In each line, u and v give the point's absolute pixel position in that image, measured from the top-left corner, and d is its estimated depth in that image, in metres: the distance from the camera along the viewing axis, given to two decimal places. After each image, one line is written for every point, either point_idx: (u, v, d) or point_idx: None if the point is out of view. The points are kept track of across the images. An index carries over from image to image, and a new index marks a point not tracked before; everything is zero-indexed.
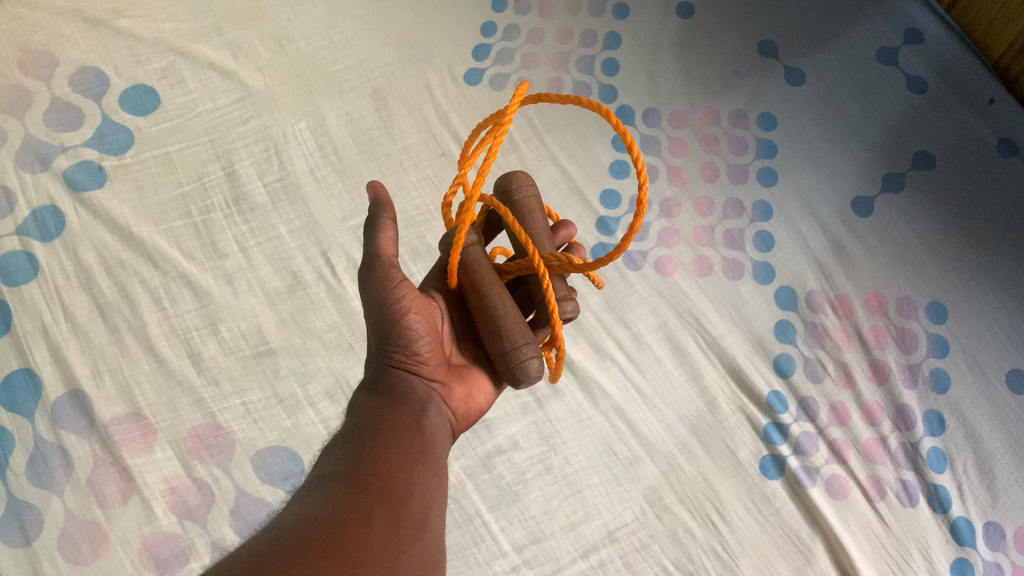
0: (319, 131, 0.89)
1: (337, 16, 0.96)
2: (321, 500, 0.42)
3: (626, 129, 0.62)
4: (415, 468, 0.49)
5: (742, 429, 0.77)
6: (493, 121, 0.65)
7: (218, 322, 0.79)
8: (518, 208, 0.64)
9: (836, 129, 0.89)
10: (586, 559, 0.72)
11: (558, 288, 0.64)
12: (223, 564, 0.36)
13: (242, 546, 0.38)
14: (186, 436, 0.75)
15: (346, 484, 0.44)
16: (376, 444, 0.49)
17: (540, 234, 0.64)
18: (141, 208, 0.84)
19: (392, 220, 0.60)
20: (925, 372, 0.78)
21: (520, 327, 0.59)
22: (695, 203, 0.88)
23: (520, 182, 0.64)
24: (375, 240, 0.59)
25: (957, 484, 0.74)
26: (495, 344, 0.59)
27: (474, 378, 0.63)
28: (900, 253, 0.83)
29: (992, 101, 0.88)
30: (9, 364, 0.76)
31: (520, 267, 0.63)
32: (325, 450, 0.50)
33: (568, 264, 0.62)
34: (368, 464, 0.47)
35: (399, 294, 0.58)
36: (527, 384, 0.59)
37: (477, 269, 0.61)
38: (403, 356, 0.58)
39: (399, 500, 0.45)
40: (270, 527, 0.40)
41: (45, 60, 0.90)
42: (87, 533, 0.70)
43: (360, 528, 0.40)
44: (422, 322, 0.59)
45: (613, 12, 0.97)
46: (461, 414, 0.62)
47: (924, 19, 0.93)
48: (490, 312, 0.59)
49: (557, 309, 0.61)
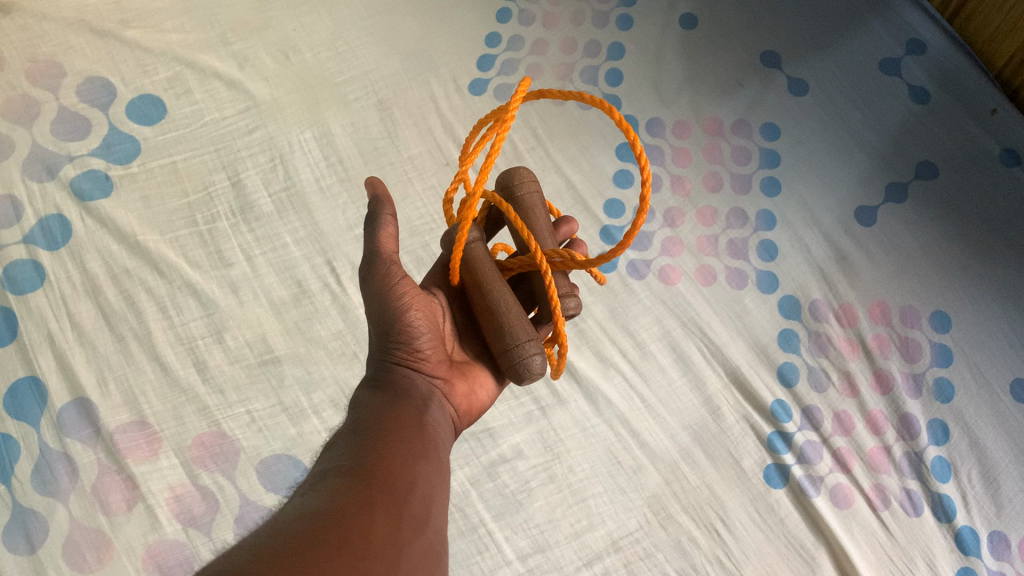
0: (325, 141, 0.90)
1: (342, 27, 0.97)
2: (324, 494, 0.43)
3: (628, 124, 0.62)
4: (415, 464, 0.49)
5: (746, 438, 0.78)
6: (493, 117, 0.65)
7: (224, 331, 0.80)
8: (520, 203, 0.64)
9: (839, 139, 0.90)
10: (591, 567, 0.72)
11: (560, 283, 0.64)
12: (226, 554, 0.36)
13: (246, 536, 0.38)
14: (192, 445, 0.75)
15: (348, 479, 0.45)
16: (376, 442, 0.49)
17: (542, 230, 0.64)
18: (147, 217, 0.85)
19: (392, 216, 0.60)
20: (930, 381, 0.78)
21: (522, 322, 0.59)
22: (699, 212, 0.88)
23: (522, 178, 0.65)
24: (375, 237, 0.59)
25: (962, 493, 0.74)
26: (498, 340, 0.59)
27: (477, 375, 0.63)
28: (904, 263, 0.83)
29: (995, 110, 0.89)
30: (15, 372, 0.76)
31: (521, 264, 0.64)
32: (327, 446, 0.50)
33: (570, 260, 0.63)
34: (370, 460, 0.47)
35: (399, 291, 0.58)
36: (530, 380, 0.59)
37: (479, 266, 0.61)
38: (404, 352, 0.58)
39: (401, 495, 0.45)
40: (273, 520, 0.40)
41: (53, 70, 0.91)
42: (92, 541, 0.70)
43: (362, 521, 0.40)
44: (423, 318, 0.59)
45: (617, 23, 0.98)
46: (463, 411, 0.62)
47: (927, 30, 0.93)
48: (492, 308, 0.59)
49: (559, 304, 0.61)
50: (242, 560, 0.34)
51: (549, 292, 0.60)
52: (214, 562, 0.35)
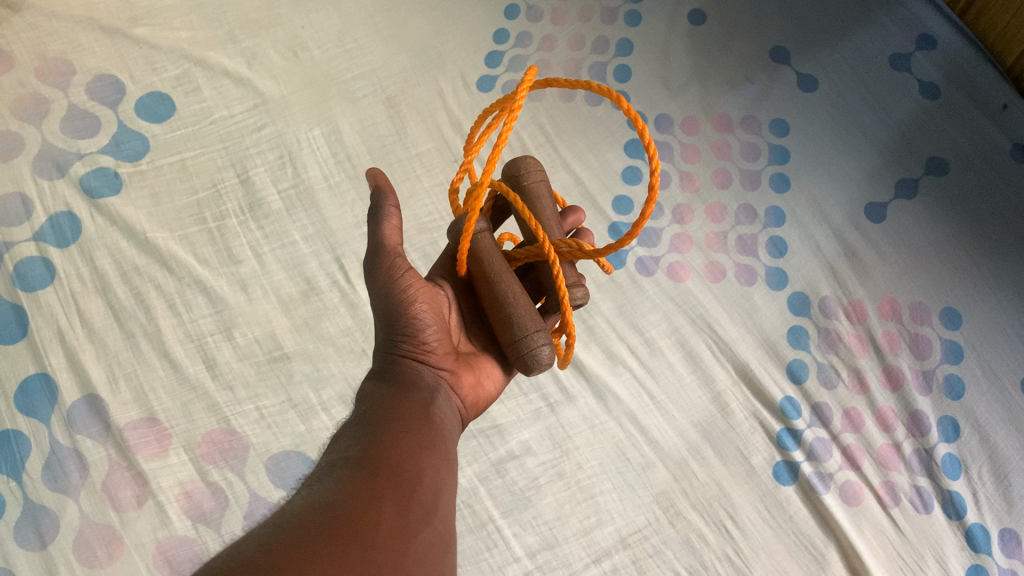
0: (333, 138, 0.90)
1: (351, 24, 0.97)
2: (332, 485, 0.43)
3: (636, 113, 0.61)
4: (422, 455, 0.49)
5: (755, 435, 0.77)
6: (500, 106, 0.64)
7: (233, 328, 0.80)
8: (528, 193, 0.64)
9: (848, 135, 0.89)
10: (599, 564, 0.72)
11: (569, 274, 0.64)
12: (234, 547, 0.36)
13: (255, 527, 0.38)
14: (201, 441, 0.75)
15: (355, 470, 0.45)
16: (384, 433, 0.49)
17: (550, 220, 0.64)
18: (157, 214, 0.85)
19: (395, 207, 0.59)
20: (940, 378, 0.78)
21: (531, 314, 0.59)
22: (707, 209, 0.88)
23: (529, 168, 0.65)
24: (379, 230, 0.59)
25: (972, 490, 0.74)
26: (506, 331, 0.59)
27: (483, 366, 0.63)
28: (914, 259, 0.83)
29: (1006, 106, 0.88)
30: (26, 369, 0.77)
31: (528, 254, 0.63)
32: (334, 439, 0.50)
33: (578, 250, 0.63)
34: (377, 452, 0.47)
35: (405, 284, 0.58)
36: (538, 371, 0.59)
37: (487, 257, 0.61)
38: (411, 345, 0.58)
39: (408, 486, 0.45)
40: (280, 512, 0.40)
41: (63, 69, 0.91)
42: (102, 537, 0.71)
43: (370, 513, 0.40)
44: (429, 310, 0.59)
45: (625, 19, 0.98)
46: (471, 402, 0.62)
47: (937, 25, 0.93)
48: (500, 300, 0.59)
49: (567, 295, 0.62)
50: (250, 552, 0.35)
51: (559, 284, 0.60)
52: (223, 553, 0.35)
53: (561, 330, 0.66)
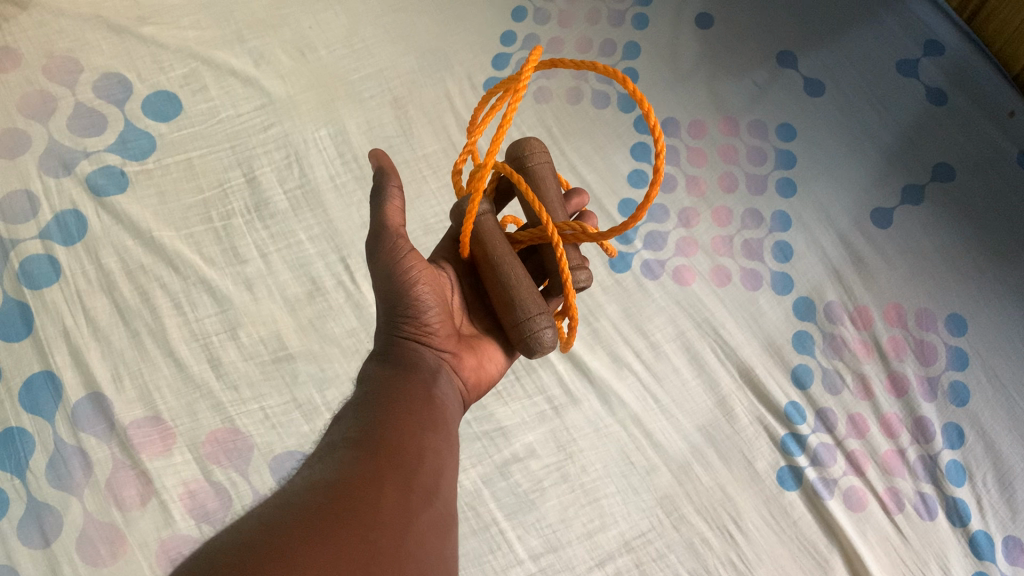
0: (340, 138, 0.90)
1: (358, 25, 0.97)
2: (334, 466, 0.43)
3: (642, 95, 0.61)
4: (424, 436, 0.49)
5: (759, 439, 0.77)
6: (505, 86, 0.64)
7: (239, 327, 0.80)
8: (531, 174, 0.64)
9: (855, 140, 0.89)
10: (603, 567, 0.72)
11: (572, 258, 0.64)
12: (235, 526, 0.36)
13: (257, 506, 0.38)
14: (205, 441, 0.75)
15: (357, 451, 0.44)
16: (385, 415, 0.49)
17: (553, 203, 0.64)
18: (163, 212, 0.85)
19: (398, 187, 0.59)
20: (944, 384, 0.78)
21: (534, 297, 0.59)
22: (714, 213, 0.88)
23: (533, 149, 0.64)
24: (382, 211, 0.58)
25: (976, 498, 0.74)
26: (508, 314, 0.59)
27: (485, 349, 0.63)
28: (919, 264, 0.83)
29: (1012, 113, 0.88)
30: (30, 367, 0.77)
31: (531, 236, 0.63)
32: (335, 420, 0.51)
33: (582, 233, 0.63)
34: (379, 433, 0.47)
35: (406, 265, 0.57)
36: (541, 354, 0.59)
37: (489, 239, 0.61)
38: (412, 327, 0.58)
39: (409, 467, 0.45)
40: (281, 492, 0.40)
41: (69, 67, 0.92)
42: (106, 536, 0.71)
43: (371, 494, 0.40)
44: (431, 293, 0.58)
45: (633, 22, 0.98)
46: (472, 384, 0.62)
47: (944, 31, 0.93)
48: (503, 283, 0.59)
49: (571, 279, 0.62)
50: (250, 532, 0.34)
51: (561, 267, 0.60)
52: (224, 533, 0.35)
53: (563, 314, 0.66)
